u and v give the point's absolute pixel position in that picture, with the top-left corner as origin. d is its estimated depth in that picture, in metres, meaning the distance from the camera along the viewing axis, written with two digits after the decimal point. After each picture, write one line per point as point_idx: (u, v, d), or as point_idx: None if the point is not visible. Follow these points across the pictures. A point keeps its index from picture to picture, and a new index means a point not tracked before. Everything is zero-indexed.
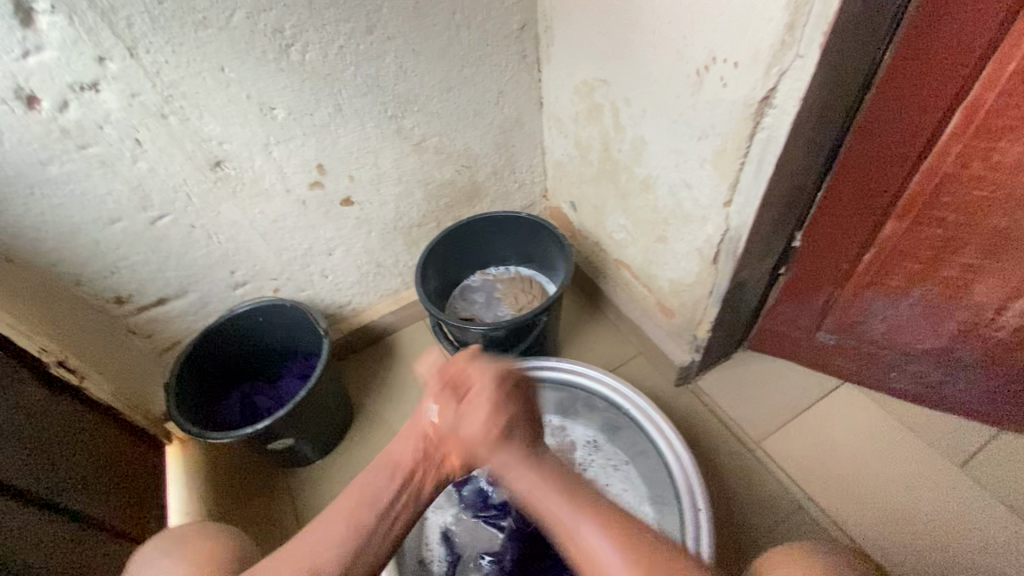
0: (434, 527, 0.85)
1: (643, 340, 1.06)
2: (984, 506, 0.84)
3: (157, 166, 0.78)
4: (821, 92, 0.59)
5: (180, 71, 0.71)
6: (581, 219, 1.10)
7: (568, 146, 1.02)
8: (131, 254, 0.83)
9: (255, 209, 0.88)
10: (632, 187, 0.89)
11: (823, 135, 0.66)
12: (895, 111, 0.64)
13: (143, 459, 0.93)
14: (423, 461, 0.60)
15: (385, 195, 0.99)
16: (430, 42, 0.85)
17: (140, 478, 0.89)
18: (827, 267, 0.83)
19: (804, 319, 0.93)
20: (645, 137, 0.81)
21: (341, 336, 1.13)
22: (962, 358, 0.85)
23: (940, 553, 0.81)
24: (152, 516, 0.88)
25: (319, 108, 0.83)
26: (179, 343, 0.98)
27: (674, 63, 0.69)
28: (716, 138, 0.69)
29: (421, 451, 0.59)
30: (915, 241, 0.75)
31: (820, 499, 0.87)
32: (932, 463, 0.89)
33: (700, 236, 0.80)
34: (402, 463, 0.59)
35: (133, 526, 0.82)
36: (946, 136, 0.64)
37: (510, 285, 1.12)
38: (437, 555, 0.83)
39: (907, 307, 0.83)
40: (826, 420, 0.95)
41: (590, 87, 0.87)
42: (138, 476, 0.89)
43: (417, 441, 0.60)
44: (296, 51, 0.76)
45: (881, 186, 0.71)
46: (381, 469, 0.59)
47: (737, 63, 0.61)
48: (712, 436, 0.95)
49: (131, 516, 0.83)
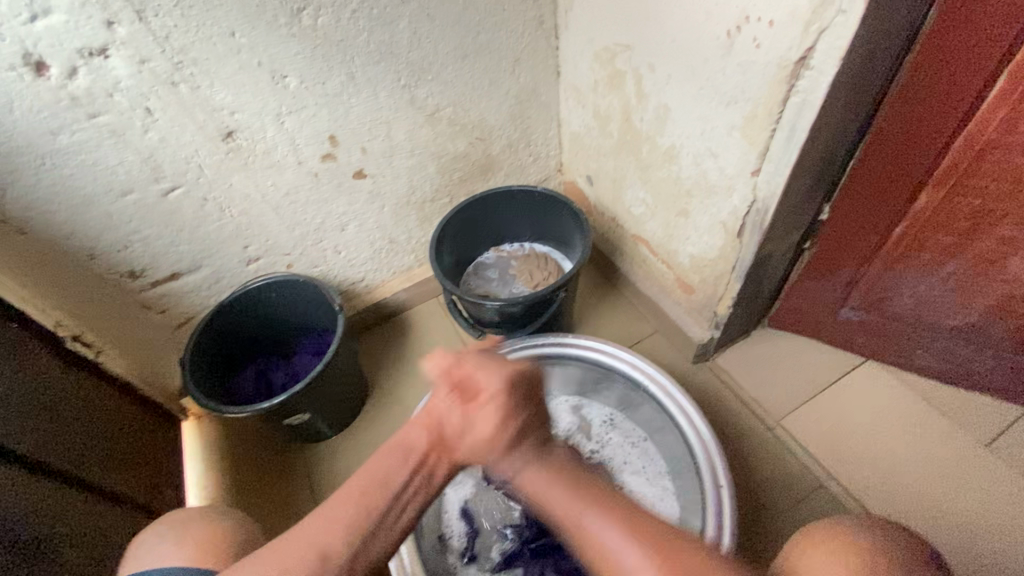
0: (451, 503, 0.85)
1: (661, 317, 1.04)
2: (1009, 484, 0.83)
3: (169, 136, 0.76)
4: (862, 51, 0.56)
5: (190, 36, 0.69)
6: (598, 194, 1.07)
7: (586, 118, 0.99)
8: (144, 227, 0.82)
9: (267, 181, 0.87)
10: (654, 158, 0.86)
11: (859, 100, 0.63)
12: (938, 74, 0.61)
13: (161, 434, 0.93)
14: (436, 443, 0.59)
15: (398, 168, 0.97)
16: (445, 6, 0.82)
17: (158, 452, 0.90)
18: (855, 242, 0.81)
19: (828, 295, 0.91)
20: (669, 105, 0.78)
21: (354, 313, 1.12)
22: (992, 334, 0.83)
23: (963, 530, 0.81)
24: (173, 490, 0.90)
25: (331, 76, 0.80)
26: (195, 318, 0.97)
27: (703, 24, 0.66)
28: (747, 104, 0.66)
29: (434, 437, 0.59)
30: (951, 212, 0.72)
31: (840, 476, 0.86)
32: (955, 441, 0.88)
33: (725, 209, 0.78)
34: (416, 448, 0.58)
35: (152, 499, 0.83)
36: (992, 100, 0.61)
37: (525, 262, 1.10)
38: (455, 530, 0.83)
39: (938, 281, 0.81)
40: (848, 397, 0.93)
41: (611, 53, 0.84)
42: (157, 450, 0.90)
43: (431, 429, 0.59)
44: (308, 16, 0.74)
45: (918, 155, 0.68)
46: (394, 451, 0.57)
47: (773, 21, 0.58)
48: (730, 413, 0.94)
49: (150, 490, 0.84)
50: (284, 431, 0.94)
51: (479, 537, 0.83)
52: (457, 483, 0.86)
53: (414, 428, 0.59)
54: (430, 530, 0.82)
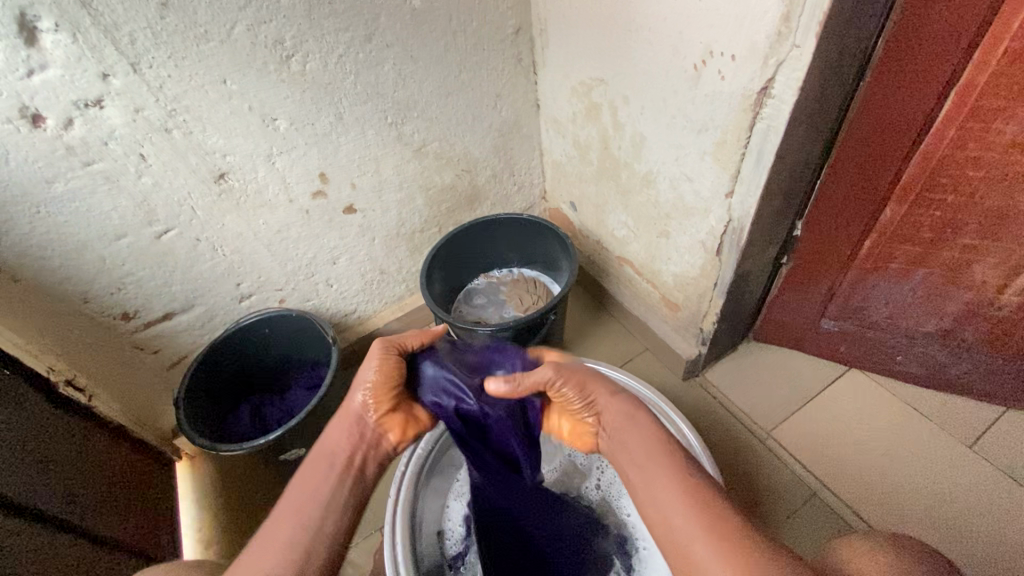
0: (456, 510, 0.86)
1: (649, 337, 1.07)
2: (997, 482, 0.85)
3: (162, 180, 0.78)
4: (818, 80, 0.61)
5: (182, 85, 0.72)
6: (582, 219, 1.11)
7: (567, 147, 1.03)
8: (138, 270, 0.83)
9: (259, 220, 0.89)
10: (633, 184, 0.90)
11: (821, 122, 0.67)
12: (891, 95, 0.65)
13: (148, 476, 0.91)
14: (358, 444, 0.60)
15: (387, 202, 0.99)
16: (428, 47, 0.86)
17: (146, 491, 0.89)
18: (829, 254, 0.84)
19: (808, 307, 0.94)
20: (644, 133, 0.82)
21: (347, 345, 1.13)
22: (966, 336, 0.86)
23: (958, 532, 0.82)
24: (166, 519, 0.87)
25: (321, 117, 0.83)
26: (187, 357, 0.97)
27: (671, 59, 0.70)
28: (717, 131, 0.70)
29: (354, 436, 0.60)
30: (915, 223, 0.76)
31: (833, 484, 0.88)
32: (942, 444, 0.90)
33: (703, 229, 0.81)
34: (339, 453, 0.59)
35: (142, 540, 0.81)
36: (942, 120, 0.66)
37: (514, 287, 1.12)
38: (454, 536, 0.83)
39: (910, 289, 0.84)
40: (834, 406, 0.96)
41: (588, 87, 0.88)
42: (145, 491, 0.88)
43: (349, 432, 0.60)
44: (296, 62, 0.77)
45: (880, 172, 0.73)
46: (317, 463, 0.58)
47: (734, 55, 0.62)
48: (721, 428, 0.96)
49: (138, 531, 0.81)
50: (279, 467, 0.94)
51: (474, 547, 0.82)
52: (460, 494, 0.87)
53: (336, 437, 0.60)
54: (430, 527, 0.83)
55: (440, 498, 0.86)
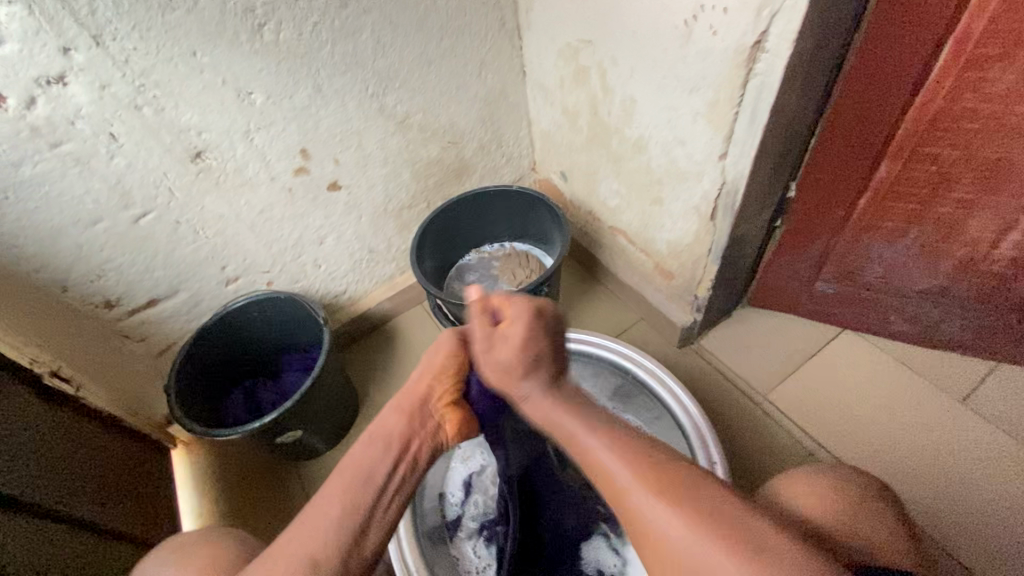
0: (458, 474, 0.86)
1: (644, 306, 1.06)
2: (989, 435, 0.87)
3: (135, 161, 0.75)
4: (814, 32, 0.59)
5: (149, 58, 0.68)
6: (572, 189, 1.09)
7: (555, 115, 1.00)
8: (117, 255, 0.81)
9: (240, 200, 0.86)
10: (624, 150, 0.88)
11: (815, 78, 0.66)
12: (888, 46, 0.63)
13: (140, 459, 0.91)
14: (416, 429, 0.56)
15: (372, 177, 0.97)
16: (406, 13, 0.82)
17: (141, 472, 0.89)
18: (824, 215, 0.84)
19: (803, 270, 0.93)
20: (635, 96, 0.79)
21: (338, 326, 1.11)
22: (958, 293, 0.87)
23: (950, 486, 0.84)
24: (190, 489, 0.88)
25: (298, 89, 0.80)
26: (176, 344, 0.95)
27: (660, 15, 0.68)
28: (709, 90, 0.68)
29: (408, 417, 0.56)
30: (910, 180, 0.75)
31: (828, 445, 0.89)
32: (937, 401, 0.91)
33: (696, 193, 0.80)
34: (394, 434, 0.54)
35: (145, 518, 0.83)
36: (939, 71, 0.64)
37: (506, 262, 1.11)
38: (454, 499, 0.84)
39: (905, 246, 0.84)
40: (828, 368, 0.96)
41: (575, 50, 0.85)
42: (140, 472, 0.89)
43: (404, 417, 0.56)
44: (269, 31, 0.73)
45: (875, 128, 0.71)
46: (373, 441, 0.54)
47: (726, 8, 0.60)
48: (718, 393, 0.96)
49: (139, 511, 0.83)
50: (277, 450, 0.93)
51: (471, 512, 0.83)
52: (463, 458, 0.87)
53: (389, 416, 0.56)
54: (432, 490, 0.84)
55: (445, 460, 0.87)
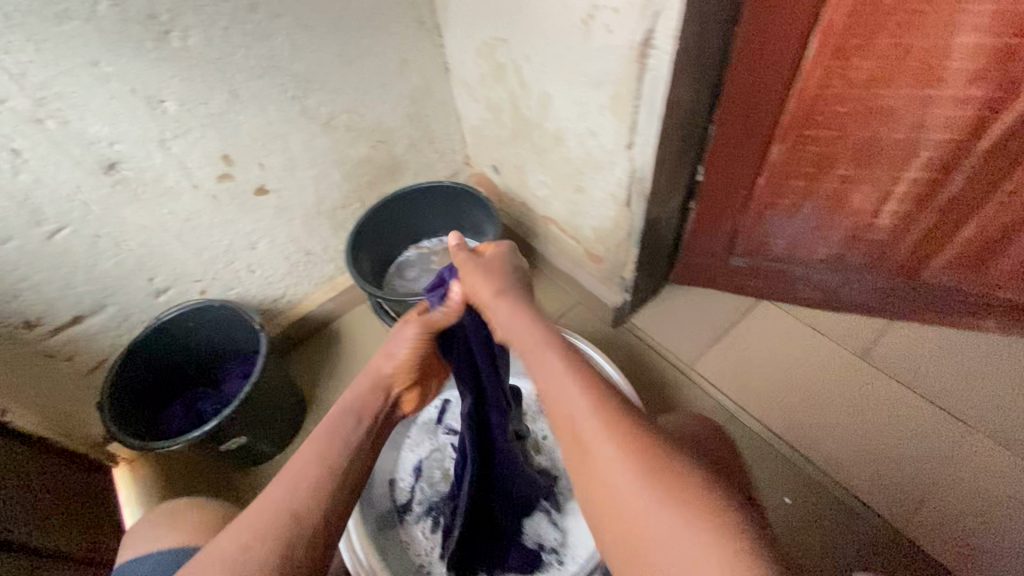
0: (408, 461, 0.89)
1: (578, 290, 1.11)
2: (886, 386, 0.97)
3: (44, 176, 0.73)
4: (696, 28, 0.64)
5: (48, 70, 0.66)
6: (505, 182, 1.12)
7: (481, 110, 1.03)
8: (33, 274, 0.78)
9: (163, 210, 0.85)
10: (546, 142, 0.92)
11: (705, 69, 0.71)
12: (764, 38, 0.69)
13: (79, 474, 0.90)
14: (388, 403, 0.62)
15: (301, 179, 0.97)
16: (320, 14, 0.83)
17: (82, 487, 0.89)
18: (729, 195, 0.90)
19: (717, 247, 1.00)
20: (548, 91, 0.83)
21: (280, 330, 1.11)
22: (852, 259, 0.95)
23: (853, 434, 0.93)
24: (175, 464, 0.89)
25: (213, 95, 0.80)
26: (109, 359, 0.94)
27: (563, 14, 0.71)
28: (612, 84, 0.72)
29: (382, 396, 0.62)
30: (799, 159, 0.82)
31: (748, 406, 0.97)
32: (841, 358, 1.00)
33: (611, 181, 0.85)
34: (369, 410, 0.61)
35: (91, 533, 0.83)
36: (811, 60, 0.70)
37: (445, 255, 1.13)
38: (404, 484, 0.87)
39: (802, 220, 0.91)
40: (747, 337, 1.04)
41: (491, 47, 0.88)
42: (83, 488, 0.88)
43: (378, 390, 0.62)
44: (176, 37, 0.73)
45: (763, 113, 0.77)
46: (348, 415, 0.59)
47: (618, 8, 0.64)
48: (650, 368, 1.03)
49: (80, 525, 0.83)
50: (222, 457, 0.93)
51: (420, 496, 0.86)
52: (413, 445, 0.90)
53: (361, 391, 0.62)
54: (382, 477, 0.87)
55: (395, 449, 0.89)
